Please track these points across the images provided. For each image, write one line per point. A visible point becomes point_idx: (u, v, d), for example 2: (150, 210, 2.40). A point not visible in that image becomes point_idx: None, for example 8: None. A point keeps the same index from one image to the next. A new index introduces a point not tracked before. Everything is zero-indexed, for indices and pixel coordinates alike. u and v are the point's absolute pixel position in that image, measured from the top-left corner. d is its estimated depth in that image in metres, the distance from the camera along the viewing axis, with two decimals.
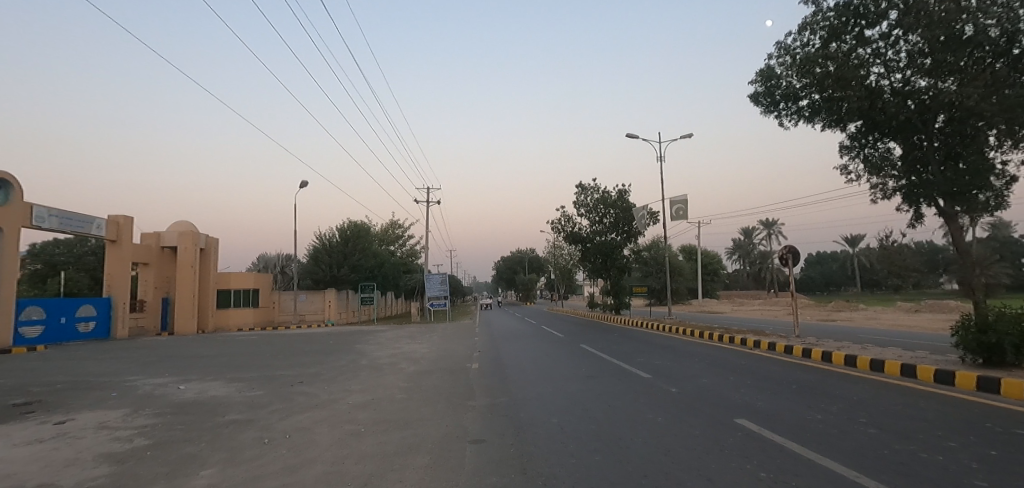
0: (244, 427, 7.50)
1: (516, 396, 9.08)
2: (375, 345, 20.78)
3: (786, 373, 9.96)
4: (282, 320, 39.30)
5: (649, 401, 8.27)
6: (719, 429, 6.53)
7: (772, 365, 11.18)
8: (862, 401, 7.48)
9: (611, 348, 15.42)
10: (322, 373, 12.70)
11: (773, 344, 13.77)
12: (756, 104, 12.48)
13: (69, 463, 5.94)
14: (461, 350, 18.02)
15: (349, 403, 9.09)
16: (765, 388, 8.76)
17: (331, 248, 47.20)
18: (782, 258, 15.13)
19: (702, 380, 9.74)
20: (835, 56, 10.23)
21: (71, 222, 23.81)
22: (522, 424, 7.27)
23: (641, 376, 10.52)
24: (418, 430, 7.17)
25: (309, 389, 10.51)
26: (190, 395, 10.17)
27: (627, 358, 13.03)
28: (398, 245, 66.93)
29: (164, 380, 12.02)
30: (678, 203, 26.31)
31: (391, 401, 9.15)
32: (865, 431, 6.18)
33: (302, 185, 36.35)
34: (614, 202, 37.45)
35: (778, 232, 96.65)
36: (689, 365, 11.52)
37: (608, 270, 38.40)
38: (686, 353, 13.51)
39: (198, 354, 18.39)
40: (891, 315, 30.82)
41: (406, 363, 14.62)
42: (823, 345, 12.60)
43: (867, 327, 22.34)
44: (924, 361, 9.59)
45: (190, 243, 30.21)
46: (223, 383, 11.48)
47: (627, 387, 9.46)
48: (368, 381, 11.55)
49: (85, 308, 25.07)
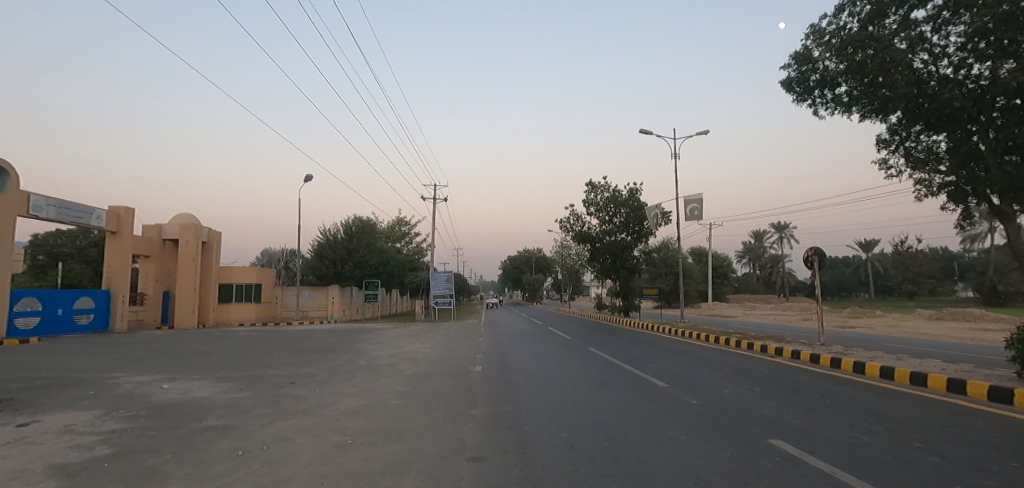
0: (221, 436, 6.78)
1: (522, 406, 8.32)
2: (376, 344, 20.06)
3: (817, 386, 9.08)
4: (285, 316, 38.83)
5: (670, 415, 7.46)
6: (754, 453, 5.70)
7: (800, 375, 10.28)
8: (913, 421, 6.61)
9: (622, 353, 14.62)
10: (316, 374, 11.96)
11: (796, 352, 12.89)
12: (788, 91, 11.69)
13: (12, 476, 5.22)
14: (464, 351, 17.26)
15: (339, 409, 8.35)
16: (797, 403, 7.90)
17: (336, 243, 46.67)
18: (808, 260, 14.18)
19: (726, 392, 8.88)
20: (878, 38, 9.37)
21: (69, 213, 23.37)
22: (528, 439, 6.49)
23: (658, 386, 9.68)
24: (412, 443, 6.41)
25: (299, 392, 9.80)
26: (171, 396, 9.49)
27: (641, 365, 12.21)
28: (404, 243, 66.39)
29: (149, 378, 11.36)
30: (692, 202, 25.37)
31: (386, 408, 8.39)
32: (926, 459, 5.34)
33: (306, 179, 35.81)
34: (625, 200, 36.48)
35: (790, 236, 95.25)
36: (708, 374, 10.69)
37: (617, 271, 37.50)
38: (703, 361, 12.64)
39: (193, 350, 17.81)
40: (913, 322, 29.64)
41: (407, 364, 13.87)
42: (852, 354, 11.70)
43: (891, 335, 21.32)
44: (973, 375, 8.67)
45: (192, 235, 29.72)
46: (210, 383, 10.77)
47: (644, 397, 8.64)
48: (364, 384, 10.80)
49: (83, 300, 24.59)
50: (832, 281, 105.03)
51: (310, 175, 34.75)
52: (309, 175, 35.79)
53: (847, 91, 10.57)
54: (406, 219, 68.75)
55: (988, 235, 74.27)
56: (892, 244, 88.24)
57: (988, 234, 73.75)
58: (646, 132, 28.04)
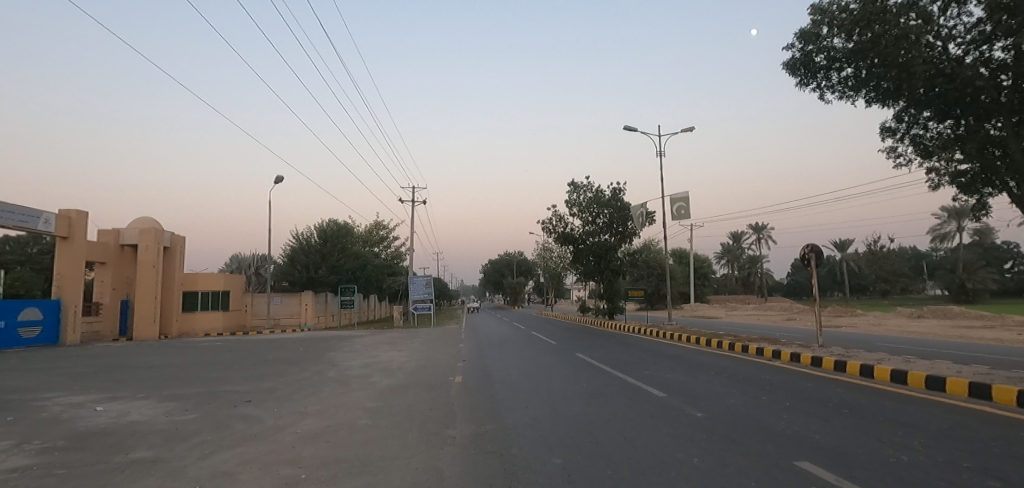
0: (144, 473, 5.61)
1: (508, 424, 7.36)
2: (350, 353, 18.78)
3: (829, 394, 8.35)
4: (255, 325, 36.77)
5: (676, 432, 6.58)
6: (784, 479, 4.84)
7: (806, 380, 9.56)
8: (950, 435, 5.87)
9: (612, 358, 13.78)
10: (277, 390, 10.76)
11: (795, 354, 12.24)
12: (791, 74, 11.16)
13: None
14: (443, 359, 16.17)
15: (297, 432, 7.24)
16: (814, 415, 7.10)
17: (309, 248, 44.84)
18: (804, 258, 13.57)
19: (732, 402, 8.07)
20: (892, 12, 8.86)
21: (13, 216, 21.52)
22: (516, 467, 5.52)
23: (657, 395, 8.82)
24: (378, 475, 5.37)
25: (255, 412, 8.62)
26: (100, 420, 8.20)
27: (634, 372, 11.35)
28: (382, 247, 64.90)
29: (83, 399, 10.00)
30: (678, 201, 24.81)
31: (352, 430, 7.32)
32: (985, 483, 4.55)
33: (277, 179, 34.22)
34: (608, 201, 35.86)
35: (767, 236, 96.72)
36: (707, 381, 9.92)
37: (601, 273, 36.76)
38: (700, 366, 11.84)
39: (146, 363, 16.33)
40: (894, 321, 29.72)
41: (380, 376, 12.75)
42: (856, 356, 11.09)
43: (878, 335, 21.08)
44: (992, 378, 8.07)
45: (153, 240, 27.95)
46: (153, 403, 9.49)
47: (643, 411, 7.76)
48: (330, 400, 9.65)
49: (29, 311, 22.68)
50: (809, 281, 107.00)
51: (281, 176, 33.35)
52: (281, 175, 34.32)
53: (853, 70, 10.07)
54: (384, 223, 67.22)
55: (956, 234, 76.62)
56: (866, 244, 90.31)
57: (955, 233, 76.05)
58: (630, 129, 27.46)
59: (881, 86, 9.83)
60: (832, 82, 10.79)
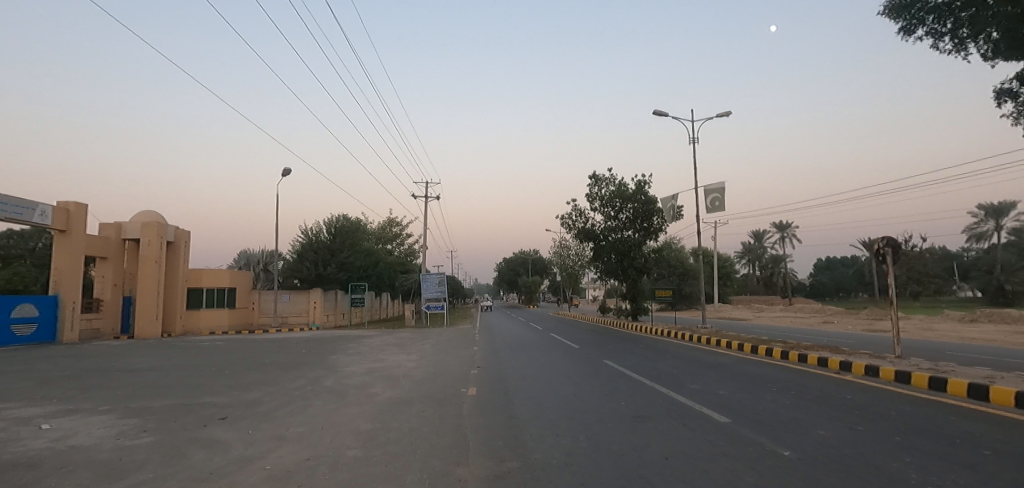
0: None
1: (537, 463, 5.64)
2: (353, 356, 17.32)
3: (948, 426, 6.48)
4: (262, 323, 35.86)
5: (770, 484, 4.79)
6: None
7: (901, 403, 7.70)
8: None
9: (648, 369, 12.00)
10: (261, 403, 9.23)
11: (871, 367, 10.31)
12: (898, 16, 10.42)
13: None
14: (455, 365, 14.59)
15: (264, 470, 5.61)
16: (950, 462, 5.26)
17: (319, 244, 43.60)
18: (879, 253, 11.69)
19: (823, 437, 6.23)
20: None
21: (5, 208, 20.46)
22: None
23: (719, 421, 7.08)
24: None
25: (227, 434, 7.08)
26: (35, 445, 6.68)
27: (679, 388, 9.61)
28: (396, 244, 63.88)
29: (34, 413, 8.54)
30: (713, 192, 22.84)
31: (338, 465, 5.74)
32: None
33: (285, 171, 32.83)
34: (632, 194, 33.89)
35: (792, 235, 93.54)
36: (775, 401, 8.13)
37: (623, 271, 34.83)
38: (756, 380, 9.99)
39: (128, 367, 14.88)
40: (948, 325, 27.25)
41: (383, 385, 11.22)
42: (954, 372, 9.11)
43: (939, 342, 18.83)
44: None
45: (154, 234, 26.85)
46: (112, 421, 7.98)
47: (710, 447, 5.98)
48: (319, 419, 8.06)
49: (23, 308, 21.69)
50: (850, 279, 103.18)
51: (288, 169, 32.36)
52: (289, 168, 33.06)
53: (979, 9, 9.07)
54: (397, 219, 66.25)
55: (993, 234, 72.98)
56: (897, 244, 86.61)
57: (993, 233, 72.31)
58: (661, 114, 25.51)
59: (1008, 23, 8.81)
60: (946, 28, 10.02)
